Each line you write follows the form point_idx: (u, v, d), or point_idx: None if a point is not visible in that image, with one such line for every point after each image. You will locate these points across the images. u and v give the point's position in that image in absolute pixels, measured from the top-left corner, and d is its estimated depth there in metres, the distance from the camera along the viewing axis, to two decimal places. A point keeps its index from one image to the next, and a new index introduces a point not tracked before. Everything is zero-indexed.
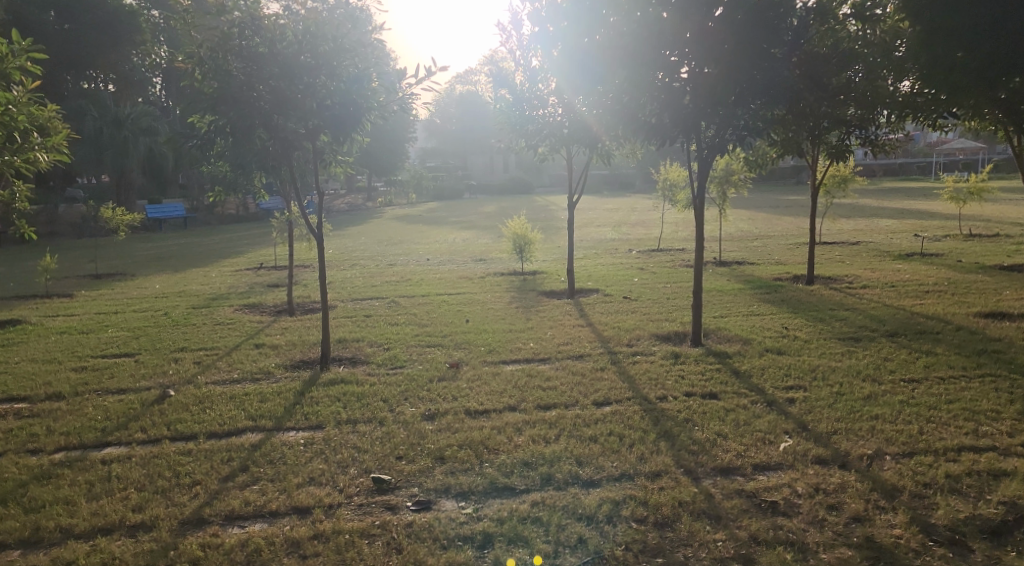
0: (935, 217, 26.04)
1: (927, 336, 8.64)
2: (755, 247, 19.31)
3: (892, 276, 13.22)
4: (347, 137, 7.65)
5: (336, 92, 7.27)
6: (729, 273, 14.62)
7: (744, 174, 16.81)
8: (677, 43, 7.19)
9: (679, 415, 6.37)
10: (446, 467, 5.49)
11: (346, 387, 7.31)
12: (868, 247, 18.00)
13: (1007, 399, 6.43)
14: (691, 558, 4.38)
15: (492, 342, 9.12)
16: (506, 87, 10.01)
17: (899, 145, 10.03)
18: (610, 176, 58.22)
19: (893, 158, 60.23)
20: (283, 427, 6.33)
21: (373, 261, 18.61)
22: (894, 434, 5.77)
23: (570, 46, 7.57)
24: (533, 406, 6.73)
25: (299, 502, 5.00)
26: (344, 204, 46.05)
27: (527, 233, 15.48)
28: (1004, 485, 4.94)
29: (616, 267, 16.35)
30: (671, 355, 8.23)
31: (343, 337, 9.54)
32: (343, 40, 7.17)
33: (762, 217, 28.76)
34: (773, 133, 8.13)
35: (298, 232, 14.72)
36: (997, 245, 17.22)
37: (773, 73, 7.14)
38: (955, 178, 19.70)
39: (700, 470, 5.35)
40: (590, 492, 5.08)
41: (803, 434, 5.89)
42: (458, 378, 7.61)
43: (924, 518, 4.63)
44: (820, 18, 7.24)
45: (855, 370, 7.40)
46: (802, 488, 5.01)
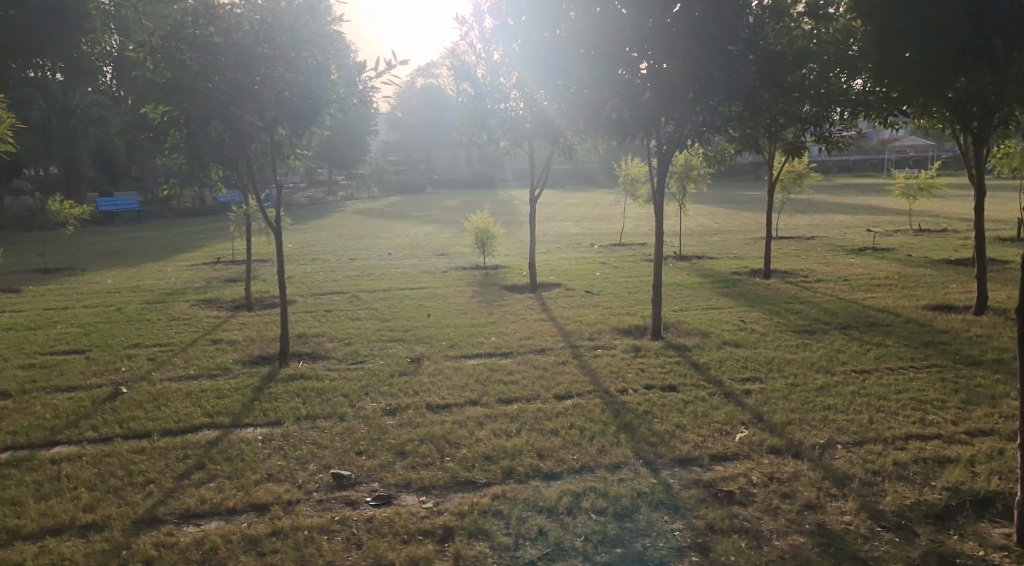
0: (888, 213, 26.66)
1: (878, 328, 8.86)
2: (714, 242, 19.59)
3: (845, 270, 13.51)
4: (306, 130, 7.58)
5: (295, 84, 7.20)
6: (689, 268, 14.82)
7: (703, 170, 17.04)
8: (637, 39, 7.29)
9: (639, 408, 6.45)
10: (408, 462, 5.49)
11: (306, 383, 7.26)
12: (823, 242, 18.36)
13: (952, 389, 6.63)
14: (649, 547, 4.39)
15: (454, 337, 9.13)
16: (466, 81, 9.97)
17: (853, 142, 10.22)
18: (572, 172, 58.53)
19: (846, 155, 61.47)
20: (241, 423, 6.26)
21: (334, 255, 18.49)
22: (845, 424, 5.93)
23: (532, 41, 7.62)
24: (495, 400, 6.76)
25: (257, 499, 4.95)
26: (305, 197, 45.59)
27: (490, 227, 15.49)
28: (949, 471, 5.09)
29: (579, 261, 16.49)
30: (631, 349, 8.32)
31: (302, 333, 9.45)
32: (302, 31, 7.10)
33: (721, 212, 29.29)
34: (731, 130, 8.24)
35: (256, 227, 14.53)
36: (944, 240, 17.69)
37: (730, 70, 7.23)
38: (905, 174, 20.21)
39: (659, 461, 5.43)
40: (550, 484, 5.13)
41: (759, 425, 6.01)
42: (420, 373, 7.62)
43: (874, 505, 4.73)
44: (775, 17, 7.41)
45: (809, 362, 7.57)
46: (756, 477, 5.12)
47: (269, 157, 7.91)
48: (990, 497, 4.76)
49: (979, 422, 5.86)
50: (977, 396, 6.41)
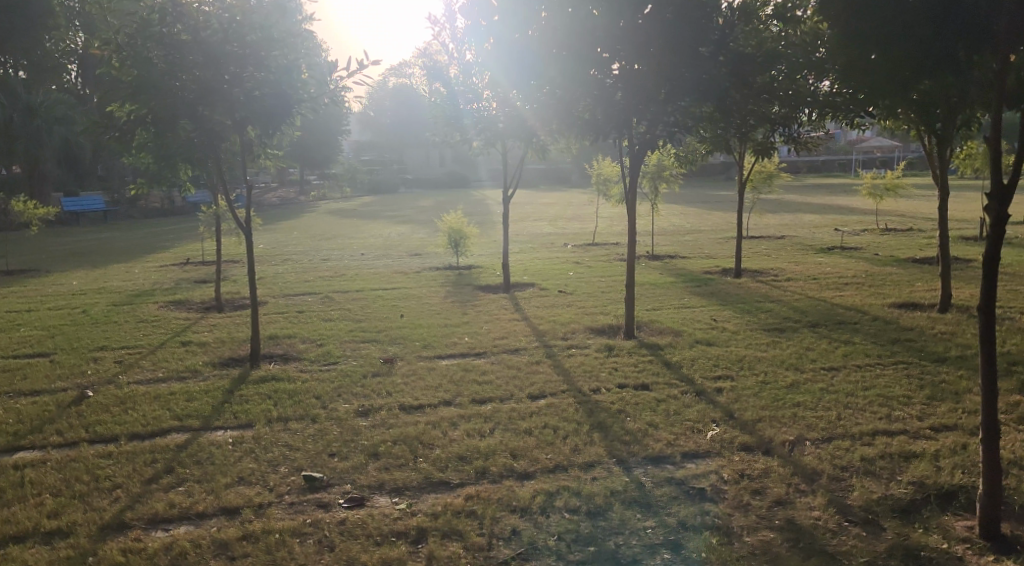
0: (857, 212, 27.03)
1: (846, 326, 9.00)
2: (686, 241, 19.72)
3: (815, 269, 13.68)
4: (276, 130, 7.50)
5: (266, 83, 7.12)
6: (661, 267, 14.93)
7: (675, 170, 17.16)
8: (609, 39, 7.32)
9: (613, 406, 6.49)
10: (381, 463, 5.47)
11: (277, 385, 7.19)
12: (793, 242, 18.58)
13: (918, 385, 6.75)
14: (622, 545, 4.41)
15: (428, 337, 9.10)
16: (438, 80, 10.07)
17: (821, 142, 10.35)
18: (545, 173, 58.65)
19: (815, 156, 62.30)
20: (211, 426, 6.19)
21: (306, 256, 18.34)
22: (814, 420, 6.02)
23: (504, 41, 7.64)
24: (469, 400, 6.76)
25: (227, 503, 4.90)
26: (276, 197, 45.16)
27: (463, 227, 15.48)
28: (914, 466, 5.18)
29: (553, 261, 16.52)
30: (605, 348, 8.36)
31: (274, 334, 9.36)
32: (272, 30, 7.04)
33: (693, 211, 29.50)
34: (702, 131, 8.31)
35: (226, 227, 14.38)
36: (910, 239, 17.98)
37: (701, 71, 7.31)
38: (872, 174, 20.53)
39: (632, 460, 5.47)
40: (524, 484, 5.14)
41: (730, 422, 6.07)
42: (393, 374, 7.58)
43: (842, 500, 4.80)
44: (745, 18, 7.58)
45: (779, 360, 7.66)
46: (728, 474, 5.17)
47: (239, 157, 7.82)
48: (953, 491, 4.84)
49: (944, 418, 5.97)
50: (941, 392, 6.53)
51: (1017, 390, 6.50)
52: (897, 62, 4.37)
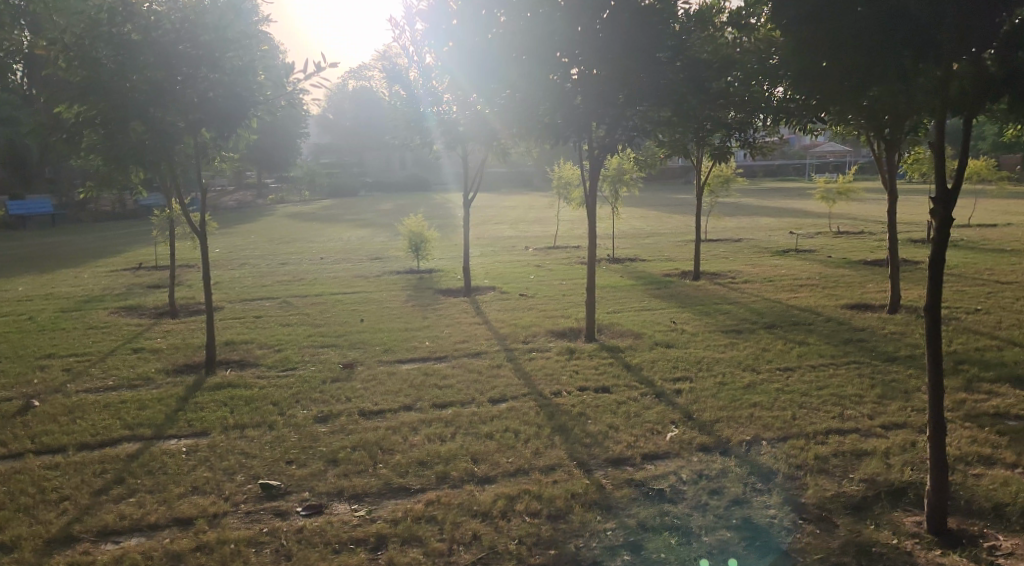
0: (811, 216, 27.55)
1: (801, 327, 9.16)
2: (646, 244, 19.89)
3: (771, 271, 13.90)
4: (232, 133, 7.39)
5: (220, 85, 7.02)
6: (622, 270, 15.03)
7: (635, 174, 17.32)
8: (567, 44, 7.36)
9: (573, 409, 6.52)
10: (340, 469, 5.42)
11: (233, 391, 7.07)
12: (750, 245, 18.86)
13: (869, 385, 6.89)
14: (582, 547, 4.42)
15: (388, 342, 9.03)
16: (398, 83, 10.03)
17: (777, 147, 10.53)
18: (505, 177, 58.75)
19: (770, 161, 63.47)
20: (164, 435, 6.07)
21: (264, 260, 18.09)
22: (770, 420, 6.11)
23: (464, 44, 7.64)
24: (429, 405, 6.72)
25: (180, 513, 4.80)
26: (233, 200, 44.50)
27: (424, 231, 15.41)
28: (866, 463, 5.29)
29: (514, 265, 16.54)
30: (566, 351, 8.39)
31: (230, 340, 9.21)
32: (227, 31, 6.94)
33: (653, 215, 29.79)
34: (661, 136, 8.40)
35: (181, 231, 14.13)
36: (862, 242, 18.38)
37: (659, 77, 7.41)
38: (825, 178, 20.96)
39: (592, 462, 5.50)
40: (485, 488, 5.13)
41: (688, 423, 6.14)
42: (353, 379, 7.50)
43: (796, 498, 4.88)
44: (700, 25, 7.75)
45: (737, 361, 7.77)
46: (686, 475, 5.22)
47: (193, 159, 7.69)
48: (902, 488, 4.94)
49: (894, 416, 6.10)
50: (892, 391, 6.68)
51: (964, 388, 6.69)
52: (848, 67, 4.43)
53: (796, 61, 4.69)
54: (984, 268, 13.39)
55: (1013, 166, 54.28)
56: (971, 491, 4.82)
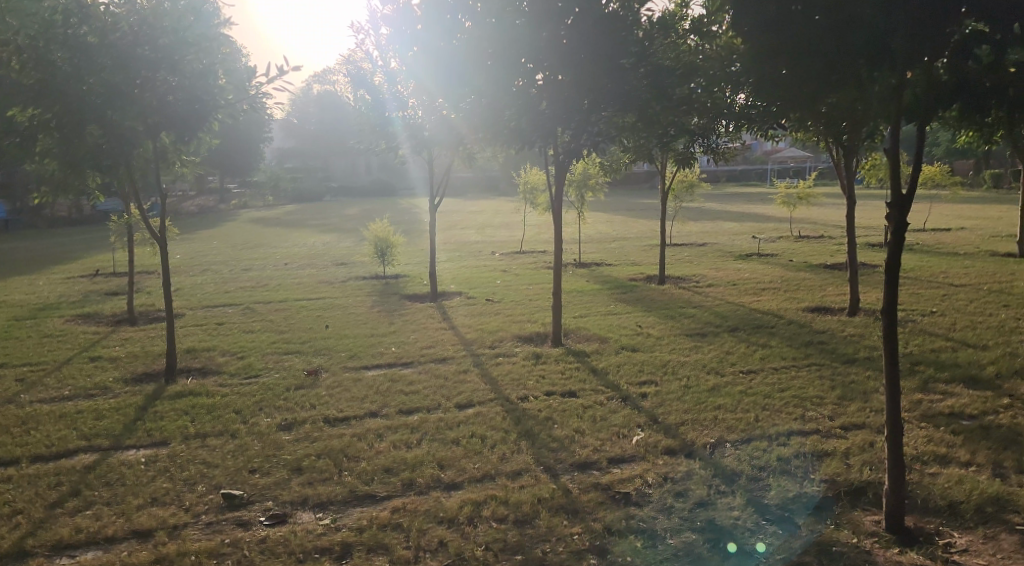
0: (773, 220, 27.99)
1: (764, 330, 9.28)
2: (612, 249, 20.02)
3: (734, 275, 14.10)
4: (193, 137, 7.31)
5: (179, 89, 6.95)
6: (588, 275, 15.10)
7: (600, 179, 17.43)
8: (532, 50, 7.38)
9: (540, 414, 6.52)
10: (304, 477, 5.36)
11: (194, 400, 6.96)
12: (714, 249, 19.08)
13: (830, 386, 7.00)
14: (549, 552, 4.42)
15: (354, 348, 8.96)
16: (363, 87, 10.00)
17: (739, 152, 10.68)
18: (471, 182, 58.78)
19: (732, 167, 64.42)
20: (122, 445, 5.95)
21: (226, 266, 17.86)
22: (734, 422, 6.18)
23: (429, 48, 7.63)
24: (395, 411, 6.68)
25: (139, 525, 4.70)
26: (194, 205, 43.86)
27: (390, 236, 15.34)
28: (826, 464, 5.37)
29: (480, 270, 16.54)
30: (532, 356, 8.40)
31: (191, 347, 9.07)
32: (186, 33, 6.82)
33: (619, 219, 30.01)
34: (625, 142, 8.46)
35: (140, 237, 13.90)
36: (822, 246, 18.72)
37: (622, 83, 7.49)
38: (787, 183, 21.31)
39: (559, 467, 5.50)
40: (452, 494, 5.11)
41: (654, 426, 6.18)
42: (317, 386, 7.42)
43: (759, 499, 4.94)
44: (663, 32, 7.75)
45: (701, 364, 7.85)
46: (652, 478, 5.26)
47: (152, 163, 7.60)
48: (861, 488, 5.03)
49: (854, 417, 6.21)
50: (851, 392, 6.80)
51: (920, 388, 6.83)
52: (808, 74, 4.51)
53: (756, 68, 4.75)
54: (940, 271, 13.71)
55: (966, 172, 55.75)
56: (927, 489, 4.92)
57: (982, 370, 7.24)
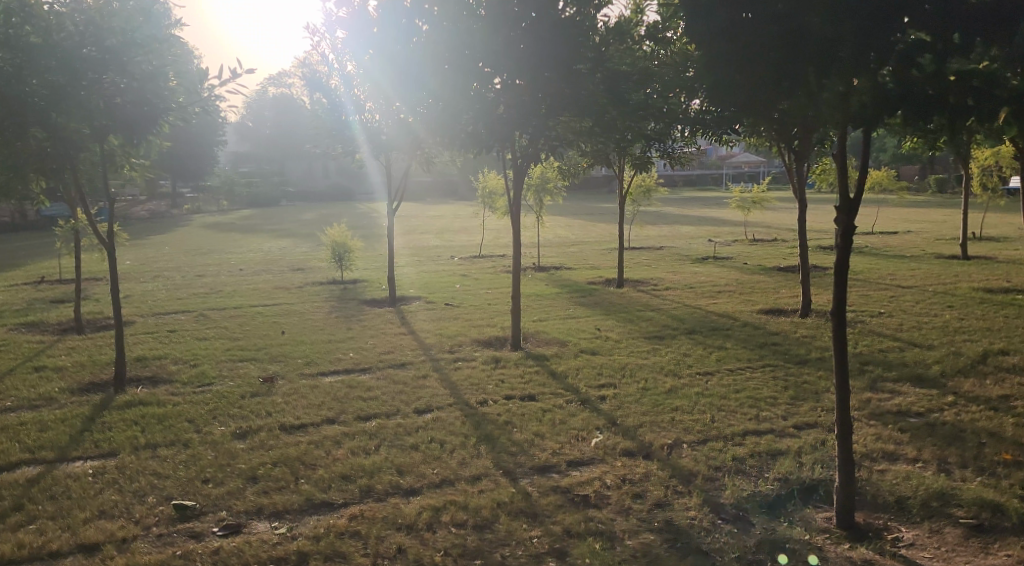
0: (728, 223, 28.44)
1: (720, 332, 9.41)
2: (571, 253, 20.13)
3: (691, 278, 14.27)
4: (142, 140, 7.11)
5: (128, 91, 6.76)
6: (547, 278, 15.14)
7: (559, 183, 17.52)
8: (490, 54, 7.37)
9: (499, 418, 6.52)
10: (259, 486, 5.26)
11: (144, 409, 6.79)
12: (671, 253, 19.31)
13: (783, 387, 7.12)
14: (508, 556, 4.40)
15: (311, 354, 8.85)
16: (319, 91, 9.91)
17: (694, 156, 10.82)
18: (430, 186, 58.62)
19: (689, 172, 65.32)
20: (68, 457, 5.78)
21: (178, 272, 17.52)
22: (691, 423, 6.25)
23: (385, 51, 7.60)
24: (353, 418, 6.61)
25: (86, 539, 4.57)
26: (145, 210, 42.93)
27: (347, 240, 15.19)
28: (780, 463, 5.45)
29: (439, 274, 16.49)
30: (492, 360, 8.39)
31: (141, 356, 8.86)
32: (135, 34, 6.64)
33: (578, 223, 30.22)
34: (583, 147, 8.52)
35: (87, 243, 13.55)
36: (776, 249, 19.07)
37: (580, 89, 7.54)
38: (741, 187, 21.68)
39: (518, 471, 5.50)
40: (410, 500, 5.07)
41: (612, 429, 6.21)
42: (273, 394, 7.31)
43: (715, 499, 4.99)
44: (618, 37, 7.78)
45: (659, 366, 7.93)
46: (610, 480, 5.28)
47: (99, 167, 7.40)
48: (813, 485, 5.12)
49: (806, 416, 6.32)
50: (803, 392, 6.92)
51: (869, 387, 6.98)
52: (759, 79, 4.58)
53: (710, 75, 4.82)
54: (889, 273, 14.08)
55: (912, 177, 57.32)
56: (876, 486, 5.03)
57: (929, 369, 7.43)
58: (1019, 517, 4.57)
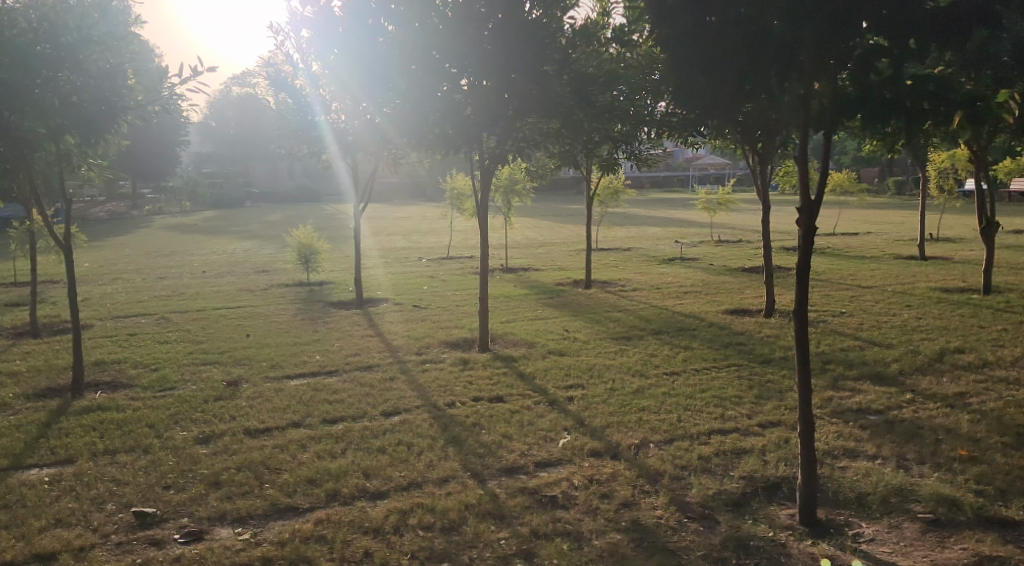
0: (694, 225, 28.73)
1: (686, 332, 9.49)
2: (539, 254, 20.15)
3: (657, 279, 14.37)
4: (100, 139, 6.94)
5: (84, 89, 6.62)
6: (515, 280, 15.16)
7: (527, 184, 17.54)
8: (456, 56, 7.34)
9: (467, 419, 6.50)
10: (222, 492, 5.18)
11: (102, 415, 6.65)
12: (638, 253, 19.45)
13: (748, 386, 7.21)
14: (475, 558, 4.39)
15: (276, 357, 8.74)
16: (284, 91, 9.80)
17: (661, 158, 10.89)
18: (398, 188, 58.34)
19: (655, 174, 65.88)
20: (23, 465, 5.64)
21: (139, 274, 17.21)
22: (658, 423, 6.29)
23: (351, 50, 7.53)
24: (319, 421, 6.54)
25: (42, 548, 4.47)
26: (104, 211, 42.08)
27: (313, 242, 15.05)
28: (745, 462, 5.51)
29: (407, 276, 16.42)
30: (460, 361, 8.37)
31: (100, 360, 8.69)
32: (90, 31, 6.53)
33: (546, 225, 30.30)
34: (550, 148, 8.55)
35: (43, 245, 13.25)
36: (742, 250, 19.30)
37: (547, 90, 7.53)
38: (707, 189, 21.90)
39: (486, 472, 5.49)
40: (377, 504, 5.03)
41: (580, 430, 6.23)
42: (237, 397, 7.21)
43: (681, 498, 5.02)
44: (585, 40, 7.79)
45: (626, 366, 7.98)
46: (578, 480, 5.29)
47: (54, 166, 7.21)
48: (777, 483, 5.18)
49: (770, 415, 6.40)
50: (767, 391, 7.01)
51: (831, 386, 7.09)
52: (723, 83, 4.62)
53: (675, 78, 4.85)
54: (851, 273, 14.33)
55: (873, 179, 58.40)
56: (838, 483, 5.11)
57: (888, 368, 7.57)
58: (974, 511, 4.67)
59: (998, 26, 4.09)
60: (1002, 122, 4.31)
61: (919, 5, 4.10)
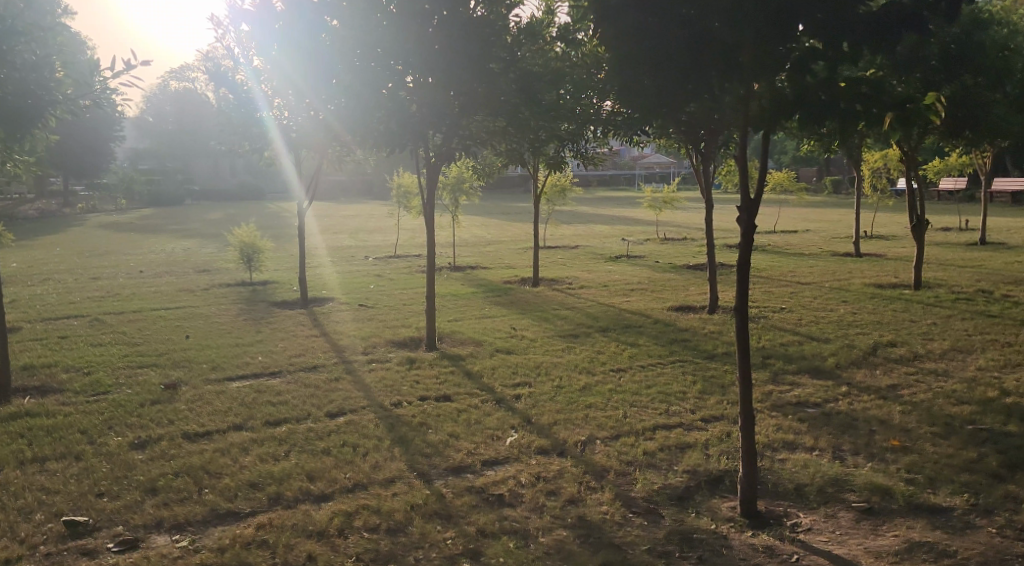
0: (641, 223, 29.08)
1: (632, 329, 9.59)
2: (487, 253, 20.14)
3: (604, 277, 14.49)
4: (26, 135, 6.62)
5: (9, 81, 6.32)
6: (463, 278, 15.10)
7: (475, 183, 17.49)
8: (401, 53, 7.24)
9: (414, 419, 6.44)
10: (159, 498, 5.03)
11: (31, 421, 6.40)
12: (585, 252, 19.58)
13: (693, 381, 7.32)
14: (421, 558, 4.34)
15: (217, 359, 8.53)
16: (225, 86, 9.56)
17: (607, 157, 10.97)
18: (344, 186, 57.63)
19: (602, 173, 66.44)
20: None
21: (71, 274, 16.62)
22: (604, 420, 6.33)
23: (293, 44, 7.39)
24: (261, 424, 6.40)
25: None
26: (34, 209, 40.53)
27: (255, 240, 14.74)
28: (688, 456, 5.58)
29: (353, 274, 16.23)
30: (406, 361, 8.30)
31: (29, 364, 8.36)
32: (14, 21, 6.29)
33: (495, 223, 30.31)
34: (496, 147, 8.55)
35: None
36: (687, 249, 19.58)
37: (493, 89, 7.49)
38: (653, 188, 22.14)
39: (433, 472, 5.45)
40: (321, 506, 4.94)
41: (527, 427, 6.24)
42: (176, 401, 7.02)
43: (626, 493, 5.07)
44: (530, 38, 7.69)
45: (574, 364, 8.02)
46: (525, 478, 5.29)
47: None
48: (719, 476, 5.26)
49: (714, 409, 6.50)
50: (711, 386, 7.12)
51: (771, 380, 7.24)
52: (666, 81, 4.65)
53: (619, 77, 4.87)
54: (791, 270, 14.69)
55: (813, 178, 59.92)
56: (778, 475, 5.21)
57: (825, 361, 7.78)
58: (906, 499, 4.82)
59: (926, 30, 4.21)
60: (931, 123, 4.42)
61: (852, 9, 4.22)
